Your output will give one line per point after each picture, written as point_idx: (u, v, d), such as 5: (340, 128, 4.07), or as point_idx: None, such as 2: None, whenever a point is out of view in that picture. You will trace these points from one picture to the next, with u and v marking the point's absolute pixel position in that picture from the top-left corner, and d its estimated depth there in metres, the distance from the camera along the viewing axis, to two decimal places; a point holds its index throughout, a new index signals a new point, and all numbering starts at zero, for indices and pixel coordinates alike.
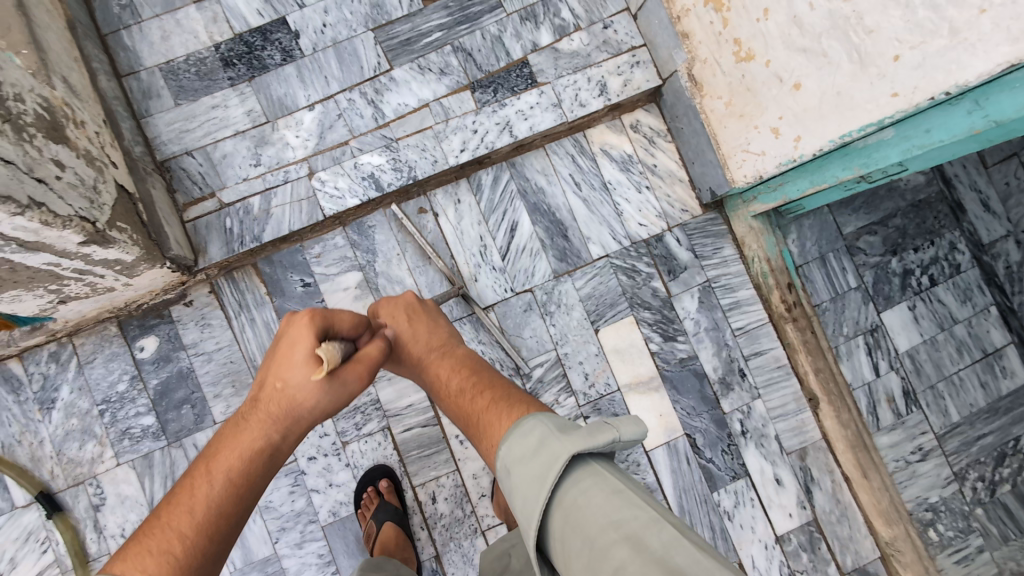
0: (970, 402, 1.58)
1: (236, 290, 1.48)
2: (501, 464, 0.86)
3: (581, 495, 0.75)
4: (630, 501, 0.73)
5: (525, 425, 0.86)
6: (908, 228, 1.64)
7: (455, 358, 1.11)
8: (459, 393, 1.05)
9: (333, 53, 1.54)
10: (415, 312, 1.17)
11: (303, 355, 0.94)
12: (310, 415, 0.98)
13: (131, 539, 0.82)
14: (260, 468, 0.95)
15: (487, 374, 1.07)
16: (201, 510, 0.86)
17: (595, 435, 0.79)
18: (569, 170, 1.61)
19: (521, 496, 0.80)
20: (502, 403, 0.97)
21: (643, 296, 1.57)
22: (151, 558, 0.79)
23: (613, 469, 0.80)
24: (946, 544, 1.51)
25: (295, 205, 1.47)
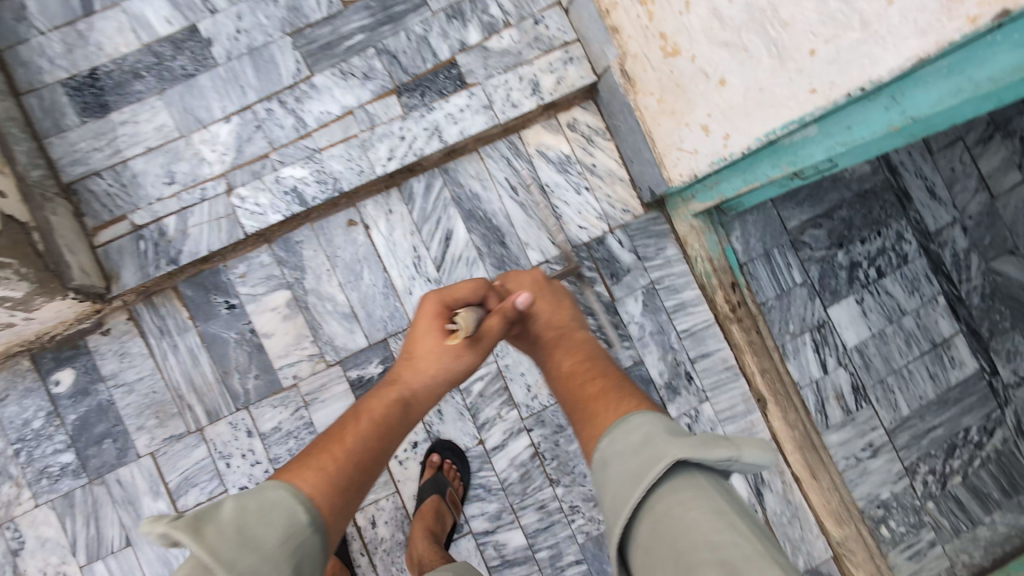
0: (919, 394, 1.56)
1: (156, 315, 1.41)
2: (598, 454, 0.85)
3: (677, 504, 0.72)
4: (732, 526, 0.69)
5: (632, 421, 0.85)
6: (854, 219, 1.60)
7: (574, 342, 1.07)
8: (573, 373, 1.02)
9: (248, 60, 1.45)
10: (540, 288, 1.11)
11: (431, 328, 1.01)
12: (438, 383, 1.03)
13: (300, 458, 0.91)
14: (397, 425, 1.00)
15: (605, 365, 1.03)
16: (349, 442, 0.93)
17: (711, 449, 0.76)
18: (504, 174, 1.55)
19: (614, 488, 0.78)
20: (619, 397, 0.93)
21: (585, 302, 1.53)
22: (312, 471, 0.88)
23: (720, 485, 0.76)
24: (898, 540, 1.50)
25: (214, 224, 1.40)
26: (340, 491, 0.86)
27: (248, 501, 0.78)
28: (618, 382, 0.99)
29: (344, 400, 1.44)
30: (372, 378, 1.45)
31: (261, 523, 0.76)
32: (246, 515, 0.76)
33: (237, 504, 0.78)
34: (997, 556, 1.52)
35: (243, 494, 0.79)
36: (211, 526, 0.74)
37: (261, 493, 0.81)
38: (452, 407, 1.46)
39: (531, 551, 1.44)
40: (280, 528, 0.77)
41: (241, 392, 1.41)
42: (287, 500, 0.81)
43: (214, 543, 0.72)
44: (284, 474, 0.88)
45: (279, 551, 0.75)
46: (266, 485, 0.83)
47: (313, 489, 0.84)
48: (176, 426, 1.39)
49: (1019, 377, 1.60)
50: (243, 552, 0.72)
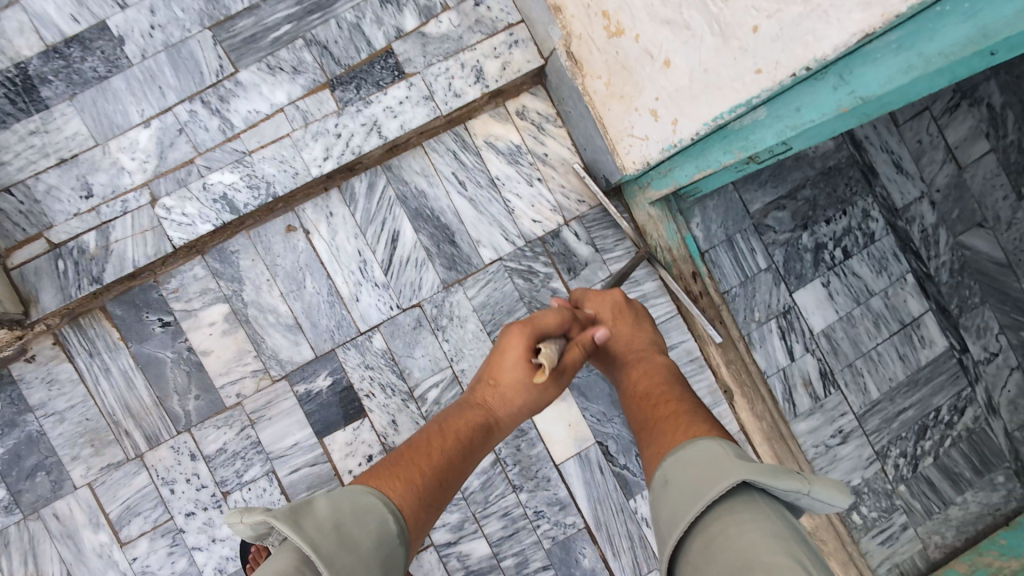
0: (889, 376, 1.52)
1: (84, 338, 1.32)
2: (660, 475, 0.79)
3: (732, 525, 0.65)
4: (792, 552, 0.60)
5: (697, 444, 0.79)
6: (818, 198, 1.54)
7: (653, 363, 1.05)
8: (645, 396, 0.98)
9: (165, 57, 1.34)
10: (620, 312, 1.15)
11: (516, 356, 1.00)
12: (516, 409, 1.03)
13: (386, 466, 0.87)
14: (477, 446, 0.98)
15: (681, 388, 0.98)
16: (436, 458, 0.90)
17: (778, 476, 0.69)
18: (451, 169, 1.47)
19: (670, 505, 0.72)
20: (696, 419, 0.87)
21: (542, 299, 1.46)
22: (399, 483, 0.84)
23: (786, 518, 0.68)
24: (870, 526, 1.47)
25: (138, 238, 1.31)
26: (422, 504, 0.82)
27: (341, 501, 0.75)
28: (694, 405, 0.92)
29: (292, 416, 1.37)
30: (320, 391, 1.38)
31: (356, 525, 0.73)
32: (341, 514, 0.72)
33: (331, 501, 0.74)
34: (969, 535, 1.50)
35: (334, 492, 0.75)
36: (308, 518, 0.70)
37: (351, 495, 0.77)
38: (407, 418, 1.40)
39: (496, 560, 1.40)
40: (372, 533, 0.73)
41: (181, 414, 1.34)
42: (377, 506, 0.77)
43: (312, 535, 0.68)
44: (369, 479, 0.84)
45: (374, 556, 0.71)
46: (355, 487, 0.79)
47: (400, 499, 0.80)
48: (113, 454, 1.31)
49: (989, 353, 1.57)
50: (342, 551, 0.68)
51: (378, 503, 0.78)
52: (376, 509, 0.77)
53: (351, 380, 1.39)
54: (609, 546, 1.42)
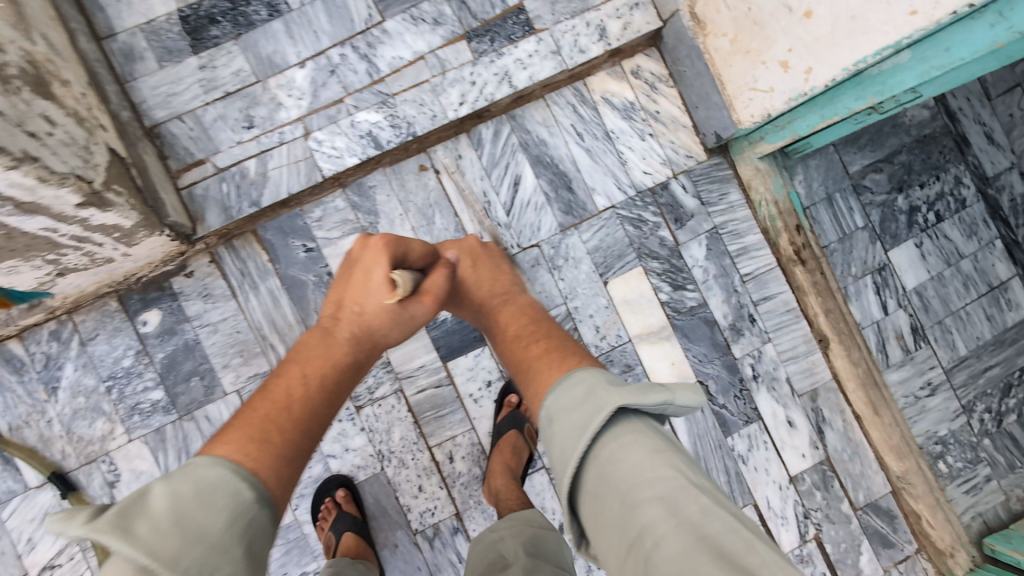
0: (976, 335, 1.59)
1: (237, 259, 1.45)
2: (544, 413, 0.88)
3: (619, 450, 0.76)
4: (673, 463, 0.74)
5: (575, 376, 0.88)
6: (914, 164, 1.62)
7: (518, 306, 1.16)
8: (513, 338, 1.08)
9: (320, 6, 1.46)
10: (478, 257, 1.26)
11: (379, 276, 1.06)
12: (389, 340, 1.11)
13: (250, 421, 0.88)
14: (344, 384, 1.04)
15: (543, 324, 1.10)
16: (297, 406, 0.93)
17: (647, 394, 0.80)
18: (570, 121, 1.58)
19: (560, 443, 0.82)
20: (566, 351, 0.98)
21: (650, 246, 1.56)
22: (256, 441, 0.84)
23: (657, 428, 0.82)
24: (956, 475, 1.55)
25: (293, 167, 1.43)
26: (282, 459, 0.84)
27: (183, 487, 0.72)
28: (557, 337, 1.04)
29: (419, 341, 1.47)
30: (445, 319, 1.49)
31: (202, 509, 0.71)
32: (183, 505, 0.70)
33: (170, 492, 0.71)
34: None
35: (173, 478, 0.73)
36: (140, 522, 0.67)
37: (194, 475, 0.74)
38: None
39: None
40: (225, 509, 0.73)
41: None
42: (229, 478, 0.76)
43: (147, 542, 0.65)
44: (217, 446, 0.83)
45: (227, 536, 0.70)
46: (201, 464, 0.77)
47: (256, 463, 0.80)
48: (260, 364, 1.43)
49: None
50: (187, 546, 0.67)
51: (230, 474, 0.77)
52: (232, 483, 0.76)
53: None
54: None
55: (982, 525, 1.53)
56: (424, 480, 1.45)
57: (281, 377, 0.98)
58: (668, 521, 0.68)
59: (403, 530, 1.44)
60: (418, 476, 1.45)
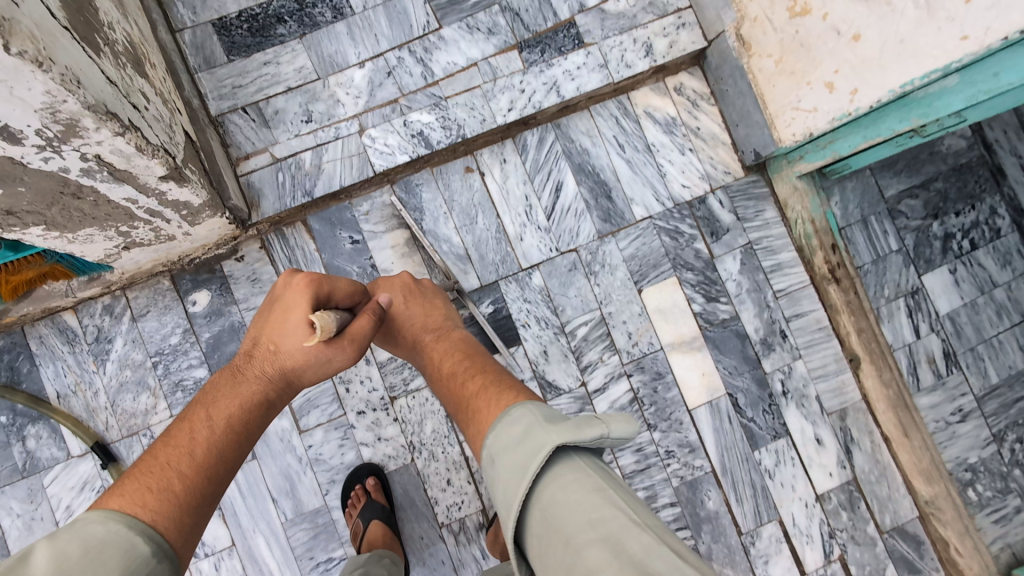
0: (1009, 364, 1.59)
1: (286, 246, 1.51)
2: (486, 454, 0.90)
3: (561, 490, 0.77)
4: (610, 501, 0.75)
5: (512, 415, 0.89)
6: (949, 192, 1.64)
7: (451, 342, 1.18)
8: (450, 377, 1.11)
9: (382, 11, 1.55)
10: (411, 292, 1.27)
11: (298, 320, 1.03)
12: (307, 380, 1.12)
13: (143, 470, 0.87)
14: (255, 425, 1.05)
15: (476, 359, 1.13)
16: (201, 450, 0.94)
17: (583, 429, 0.82)
18: (613, 132, 1.63)
19: (503, 487, 0.83)
20: (501, 388, 1.01)
21: (685, 257, 1.59)
22: (152, 493, 0.84)
23: (600, 464, 0.83)
24: (985, 504, 1.53)
25: (346, 161, 1.49)
26: (185, 507, 0.85)
27: (70, 545, 0.69)
28: (490, 372, 1.07)
29: None
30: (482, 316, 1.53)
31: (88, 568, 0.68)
32: (69, 566, 0.67)
33: (53, 551, 0.68)
34: None
35: (58, 536, 0.70)
36: None
37: (78, 533, 0.72)
38: (557, 349, 1.53)
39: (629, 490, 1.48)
40: (122, 563, 0.71)
41: None
42: (120, 533, 0.75)
43: None
44: (109, 500, 0.82)
45: None
46: (88, 521, 0.74)
47: (153, 516, 0.80)
48: None
49: None
50: None
51: (123, 529, 0.76)
52: (128, 538, 0.75)
53: (511, 311, 1.53)
54: (733, 492, 1.50)
55: (1011, 556, 1.51)
56: (452, 474, 1.46)
57: (184, 422, 0.98)
58: (612, 562, 0.68)
59: (429, 523, 1.45)
60: (447, 470, 1.46)
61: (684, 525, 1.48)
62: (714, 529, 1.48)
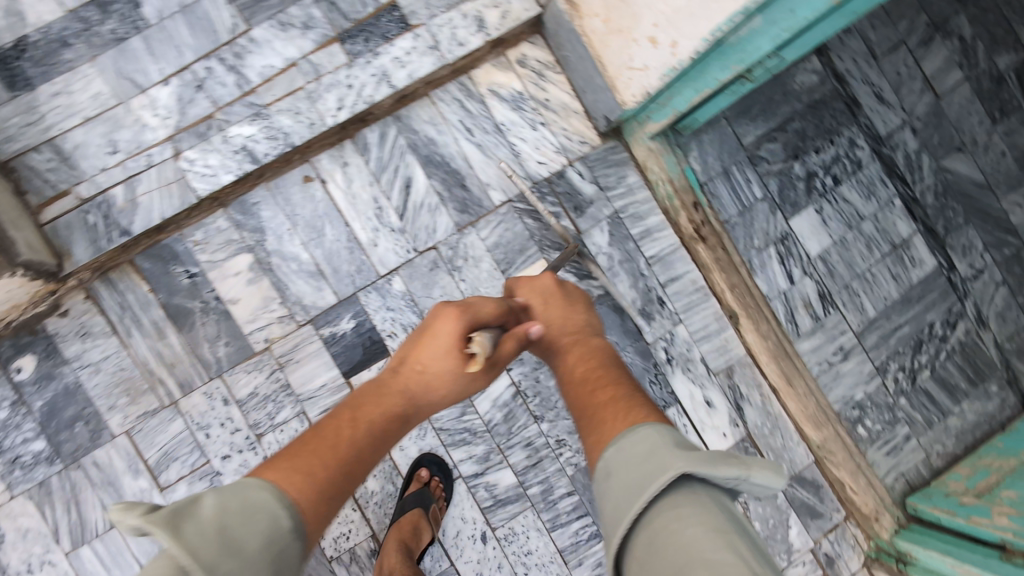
0: (883, 295, 1.60)
1: (116, 292, 1.38)
2: (601, 465, 0.82)
3: (675, 519, 0.68)
4: (729, 545, 0.64)
5: (636, 432, 0.81)
6: (807, 130, 1.62)
7: (588, 349, 1.06)
8: (580, 381, 1.01)
9: (181, 19, 1.41)
10: (551, 295, 1.12)
11: (448, 342, 0.98)
12: (438, 397, 1.04)
13: (289, 452, 0.85)
14: (390, 434, 0.99)
15: (617, 373, 1.02)
16: (343, 450, 0.89)
17: (717, 465, 0.71)
18: (458, 117, 1.53)
19: (615, 499, 0.75)
20: (631, 405, 0.90)
21: (551, 237, 1.53)
22: (300, 474, 0.81)
23: (726, 505, 0.72)
24: (875, 438, 1.55)
25: (164, 190, 1.37)
26: (327, 494, 0.81)
27: (230, 500, 0.71)
28: (624, 388, 0.96)
29: (319, 359, 1.42)
30: (346, 333, 1.44)
31: (242, 527, 0.69)
32: (228, 517, 0.69)
33: (218, 501, 0.70)
34: (967, 443, 1.58)
35: (224, 491, 0.72)
36: (189, 523, 0.66)
37: (241, 492, 0.73)
38: None
39: (523, 488, 1.42)
40: (264, 533, 0.70)
41: (213, 361, 1.39)
42: (269, 502, 0.74)
43: (193, 542, 0.64)
44: (265, 471, 0.81)
45: (260, 557, 0.68)
46: (247, 484, 0.75)
47: (299, 492, 0.78)
48: (149, 402, 1.36)
49: (975, 270, 1.65)
50: (225, 558, 0.65)
51: (270, 498, 0.75)
52: (274, 513, 0.73)
53: (375, 322, 1.45)
54: None
55: (905, 485, 1.54)
56: None
57: (332, 420, 0.94)
58: None
59: (318, 558, 1.38)
60: None
61: (585, 513, 1.43)
62: None
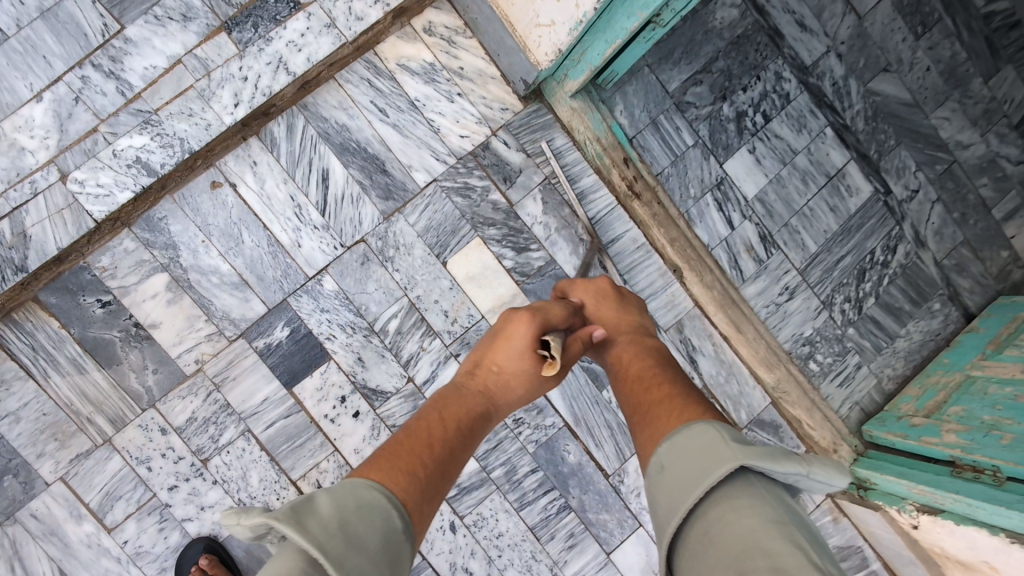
0: (823, 229, 1.59)
1: (23, 333, 1.29)
2: (653, 458, 0.73)
3: (733, 511, 0.60)
4: (794, 540, 0.56)
5: (690, 427, 0.72)
6: (732, 68, 1.57)
7: (644, 345, 0.99)
8: (635, 376, 0.91)
9: (42, 25, 1.27)
10: (603, 297, 1.11)
11: (523, 344, 0.95)
12: (517, 399, 0.98)
13: (384, 449, 0.76)
14: (475, 435, 0.89)
15: (672, 369, 0.92)
16: (438, 449, 0.80)
17: (778, 460, 0.63)
18: (369, 97, 1.43)
19: (667, 491, 0.67)
20: (688, 399, 0.81)
21: (483, 213, 1.46)
22: (401, 474, 0.72)
23: (787, 501, 0.63)
24: (828, 371, 1.57)
25: (56, 218, 1.28)
26: (426, 494, 0.72)
27: (345, 498, 0.63)
28: (682, 383, 0.86)
29: (257, 372, 1.36)
30: (281, 343, 1.37)
31: (364, 525, 0.61)
32: (348, 514, 0.61)
33: (333, 498, 0.62)
34: (916, 363, 1.61)
35: (335, 489, 0.64)
36: (311, 519, 0.58)
37: (352, 490, 0.65)
38: (372, 352, 1.40)
39: (485, 472, 1.43)
40: (382, 533, 0.62)
41: (143, 391, 1.32)
42: (380, 500, 0.66)
43: (319, 538, 0.56)
44: (364, 467, 0.72)
45: (385, 558, 0.60)
46: (355, 481, 0.67)
47: (404, 492, 0.69)
48: (80, 443, 1.30)
49: (910, 191, 1.65)
50: (352, 555, 0.57)
51: (380, 496, 0.66)
52: (387, 512, 0.65)
53: (310, 327, 1.38)
54: (591, 439, 1.45)
55: (860, 413, 1.57)
56: None
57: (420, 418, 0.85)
58: None
59: None
60: None
61: (551, 488, 1.44)
62: (581, 481, 1.45)
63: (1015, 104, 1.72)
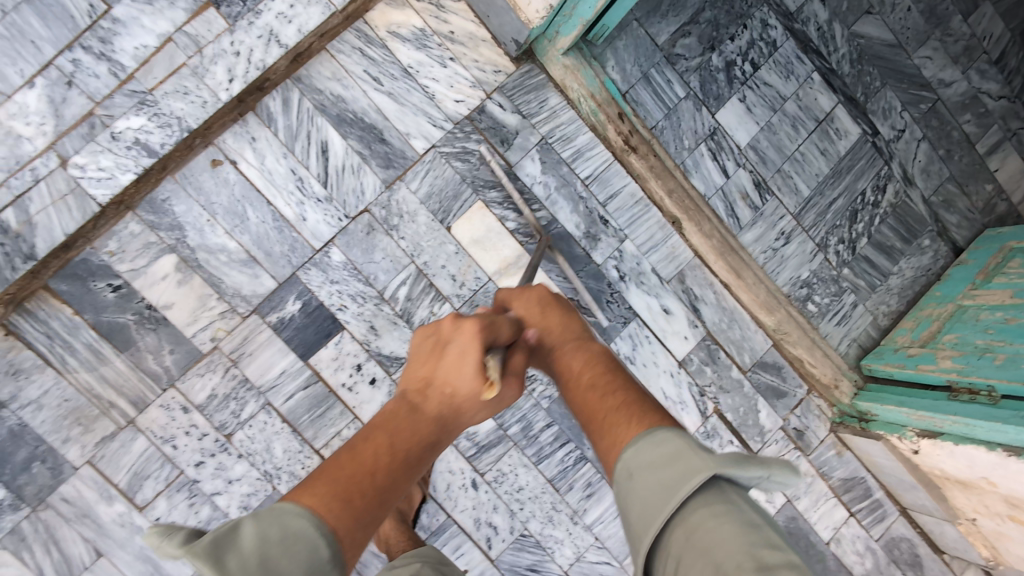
0: (815, 172, 1.63)
1: (38, 321, 1.29)
2: (622, 470, 0.72)
3: (709, 518, 0.60)
4: (768, 542, 0.57)
5: (655, 436, 0.72)
6: (719, 19, 1.59)
7: (590, 355, 0.96)
8: (589, 387, 0.90)
9: (28, 9, 1.26)
10: (550, 304, 1.05)
11: (471, 360, 0.85)
12: (465, 418, 0.89)
13: (320, 475, 0.70)
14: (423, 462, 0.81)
15: (621, 377, 0.91)
16: (381, 475, 0.73)
17: (747, 466, 0.65)
18: (362, 67, 1.43)
19: (639, 504, 0.66)
20: (643, 409, 0.81)
21: (483, 176, 1.47)
22: (335, 502, 0.65)
23: (754, 505, 0.64)
24: (825, 311, 1.62)
25: (59, 204, 1.28)
26: (365, 520, 0.66)
27: (271, 528, 0.59)
28: (635, 393, 0.86)
29: (273, 347, 1.38)
30: (293, 316, 1.39)
31: (287, 556, 0.57)
32: (269, 545, 0.57)
33: (257, 530, 0.58)
34: (910, 297, 1.66)
35: (262, 515, 0.60)
36: (230, 553, 0.56)
37: (280, 516, 0.61)
38: (384, 320, 1.42)
39: (502, 430, 1.46)
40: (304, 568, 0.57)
41: (162, 372, 1.34)
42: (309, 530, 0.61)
43: None
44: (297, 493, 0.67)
45: None
46: (287, 506, 0.63)
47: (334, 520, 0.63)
48: (105, 426, 1.31)
49: (897, 131, 1.69)
50: None
51: (310, 526, 0.61)
52: (313, 546, 0.60)
53: (321, 299, 1.40)
54: None
55: (858, 349, 1.63)
56: None
57: (366, 442, 0.77)
58: None
59: None
60: None
61: (567, 440, 1.49)
62: None
63: (994, 40, 1.76)
